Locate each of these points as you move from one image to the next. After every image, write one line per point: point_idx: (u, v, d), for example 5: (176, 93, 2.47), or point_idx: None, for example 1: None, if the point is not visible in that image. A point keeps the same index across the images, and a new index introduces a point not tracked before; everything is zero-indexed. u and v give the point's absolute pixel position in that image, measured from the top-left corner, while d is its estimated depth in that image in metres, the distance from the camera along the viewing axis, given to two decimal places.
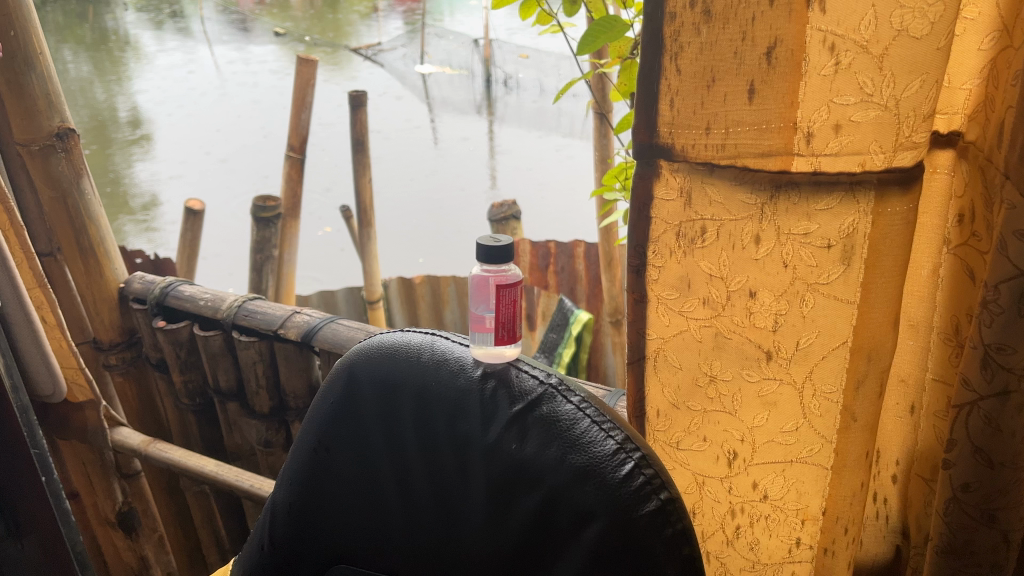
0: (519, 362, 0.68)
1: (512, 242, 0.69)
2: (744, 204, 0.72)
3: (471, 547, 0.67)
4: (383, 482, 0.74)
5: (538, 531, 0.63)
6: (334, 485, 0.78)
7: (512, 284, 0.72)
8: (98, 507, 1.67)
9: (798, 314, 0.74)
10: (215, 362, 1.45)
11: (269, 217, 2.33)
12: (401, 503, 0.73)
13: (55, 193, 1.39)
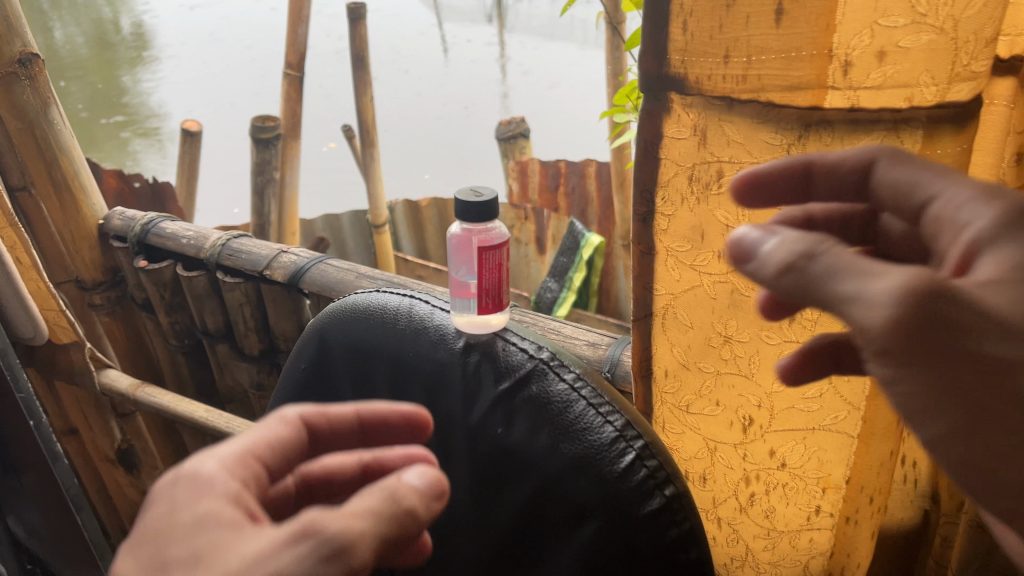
0: (506, 332, 0.60)
1: (495, 197, 0.61)
2: (768, 145, 0.62)
3: (457, 537, 0.61)
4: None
5: (530, 528, 0.56)
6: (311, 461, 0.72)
7: (497, 246, 0.63)
8: (97, 443, 1.64)
9: None
10: (200, 303, 1.32)
11: (269, 138, 2.11)
12: None
13: (21, 124, 1.29)
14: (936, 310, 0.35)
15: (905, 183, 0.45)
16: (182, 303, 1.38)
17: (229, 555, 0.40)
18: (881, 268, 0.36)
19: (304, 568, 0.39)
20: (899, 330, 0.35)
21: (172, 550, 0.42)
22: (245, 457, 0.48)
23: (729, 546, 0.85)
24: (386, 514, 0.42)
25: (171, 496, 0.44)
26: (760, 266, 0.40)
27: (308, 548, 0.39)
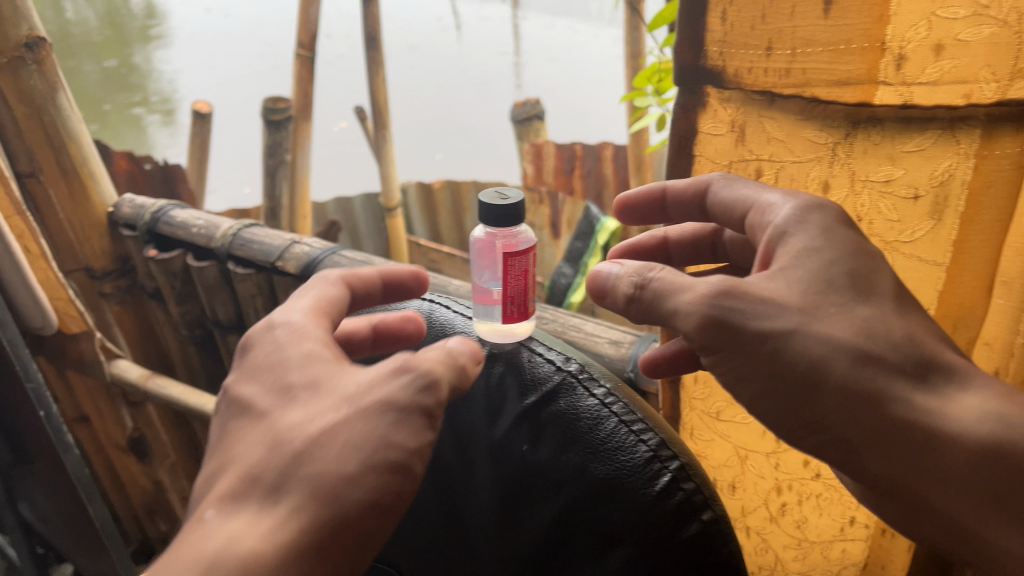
0: (532, 341, 0.59)
1: (521, 199, 0.60)
2: (812, 143, 0.59)
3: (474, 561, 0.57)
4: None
5: (555, 550, 0.53)
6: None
7: (522, 252, 0.61)
8: (108, 432, 1.62)
9: None
10: (211, 294, 1.29)
11: (280, 120, 1.83)
12: None
13: (29, 109, 1.26)
14: (728, 310, 0.49)
15: (732, 200, 0.58)
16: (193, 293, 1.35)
17: (341, 386, 0.49)
18: (690, 283, 0.50)
19: (407, 395, 0.46)
20: (704, 326, 0.49)
21: (291, 377, 0.51)
22: (316, 309, 0.58)
23: (761, 558, 0.83)
24: (461, 367, 0.50)
25: (276, 337, 0.55)
26: (612, 297, 0.54)
27: (408, 380, 0.47)
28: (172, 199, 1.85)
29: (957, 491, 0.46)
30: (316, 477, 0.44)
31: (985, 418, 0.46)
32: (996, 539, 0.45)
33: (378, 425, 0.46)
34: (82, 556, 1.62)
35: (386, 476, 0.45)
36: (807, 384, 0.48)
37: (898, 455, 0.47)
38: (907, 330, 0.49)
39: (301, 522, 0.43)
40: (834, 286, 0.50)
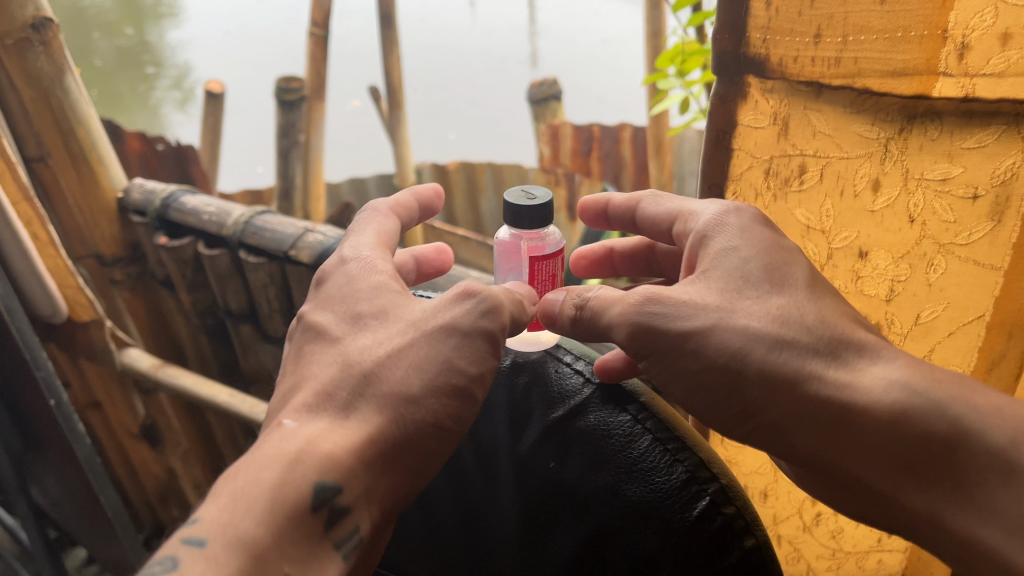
0: (558, 351, 0.57)
1: (551, 202, 0.60)
2: (862, 137, 0.54)
3: None
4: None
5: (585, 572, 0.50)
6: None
7: (551, 256, 0.62)
8: (120, 419, 1.60)
9: (923, 282, 0.56)
10: (223, 283, 1.26)
11: (294, 101, 1.78)
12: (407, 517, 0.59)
13: (36, 92, 1.23)
14: (651, 315, 0.53)
15: (660, 213, 0.64)
16: (204, 281, 1.32)
17: (409, 314, 0.56)
18: (618, 297, 0.55)
19: (470, 320, 0.54)
20: (631, 335, 0.53)
21: (362, 307, 0.57)
22: (378, 242, 0.64)
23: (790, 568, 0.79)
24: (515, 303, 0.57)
25: (347, 270, 0.61)
26: (556, 323, 0.58)
27: (472, 306, 0.54)
28: (185, 181, 1.80)
29: (877, 461, 0.48)
30: (391, 391, 0.52)
31: (893, 385, 0.48)
32: (912, 501, 0.48)
33: (443, 351, 0.53)
34: (95, 542, 1.61)
35: (444, 398, 0.52)
36: (730, 374, 0.51)
37: (819, 431, 0.50)
38: (819, 314, 0.51)
39: (369, 432, 0.50)
40: (753, 279, 0.54)
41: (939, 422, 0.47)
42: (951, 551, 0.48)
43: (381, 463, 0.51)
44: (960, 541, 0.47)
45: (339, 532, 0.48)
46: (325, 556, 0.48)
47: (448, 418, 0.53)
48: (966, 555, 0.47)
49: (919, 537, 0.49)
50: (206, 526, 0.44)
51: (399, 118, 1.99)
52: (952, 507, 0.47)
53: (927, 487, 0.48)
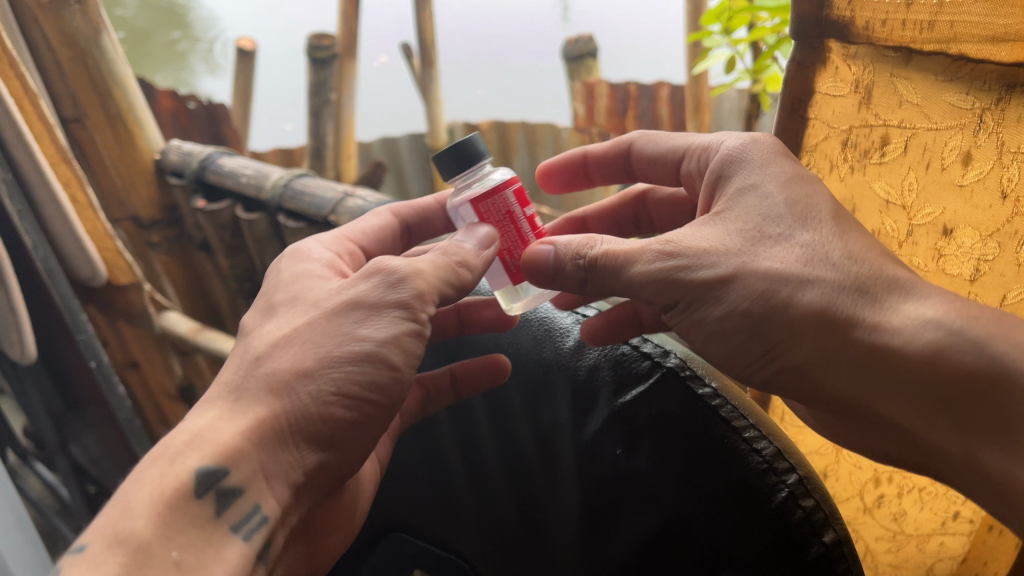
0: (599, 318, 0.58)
1: (467, 137, 0.59)
2: (952, 107, 0.50)
3: (567, 563, 0.54)
4: (448, 466, 0.63)
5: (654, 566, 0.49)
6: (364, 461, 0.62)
7: (495, 193, 0.58)
8: (158, 379, 1.60)
9: (1012, 262, 0.52)
10: (262, 247, 1.24)
11: (325, 59, 1.71)
12: (472, 496, 0.61)
13: (72, 52, 1.21)
14: (675, 267, 0.51)
15: (662, 149, 0.68)
16: (242, 246, 1.30)
17: (320, 294, 0.56)
18: (633, 250, 0.53)
19: (376, 292, 0.53)
20: (655, 288, 0.52)
21: (278, 296, 0.58)
22: (340, 234, 0.68)
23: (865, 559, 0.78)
24: (453, 262, 0.56)
25: (287, 261, 0.63)
26: (557, 279, 0.56)
27: (377, 279, 0.53)
28: (217, 139, 1.78)
29: (907, 402, 0.44)
30: (267, 374, 0.51)
31: (926, 324, 0.44)
32: (943, 444, 0.44)
33: (348, 324, 0.52)
34: None
35: (349, 365, 0.51)
36: (752, 316, 0.49)
37: (843, 377, 0.47)
38: (847, 249, 0.48)
39: (261, 414, 0.50)
40: (774, 217, 0.51)
41: (974, 359, 0.42)
42: (984, 494, 0.43)
43: (276, 441, 0.50)
44: (997, 486, 0.42)
45: (234, 516, 0.48)
46: (223, 543, 0.48)
47: (356, 387, 0.52)
48: (1000, 498, 0.42)
49: (956, 479, 0.45)
50: (89, 534, 0.44)
51: (431, 75, 1.92)
52: (985, 450, 0.42)
53: (962, 429, 0.43)
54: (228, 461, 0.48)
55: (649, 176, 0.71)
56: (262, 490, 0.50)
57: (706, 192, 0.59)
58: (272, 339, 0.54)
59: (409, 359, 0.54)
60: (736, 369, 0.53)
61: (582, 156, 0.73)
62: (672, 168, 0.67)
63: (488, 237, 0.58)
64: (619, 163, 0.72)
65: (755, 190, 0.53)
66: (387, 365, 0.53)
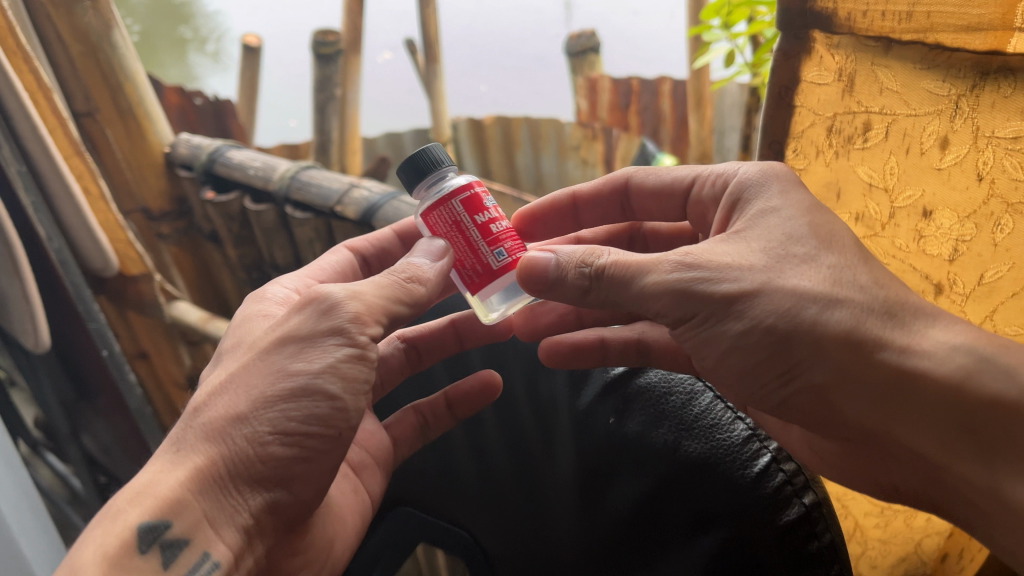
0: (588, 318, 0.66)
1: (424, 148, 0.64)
2: (931, 93, 0.53)
3: (565, 531, 0.57)
4: (459, 466, 0.65)
5: (636, 538, 0.52)
6: (369, 474, 0.65)
7: (444, 201, 0.61)
8: (168, 369, 1.62)
9: (988, 242, 0.55)
10: (270, 238, 1.27)
11: (329, 54, 1.74)
12: (482, 496, 0.63)
13: (84, 48, 1.24)
14: (692, 281, 0.51)
15: (656, 181, 0.70)
16: (250, 236, 1.33)
17: (255, 337, 0.54)
18: (651, 263, 0.52)
19: (309, 323, 0.51)
20: (673, 299, 0.52)
21: (228, 344, 0.58)
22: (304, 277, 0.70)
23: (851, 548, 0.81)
24: (401, 282, 0.56)
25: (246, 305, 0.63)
26: (556, 287, 0.55)
27: (310, 310, 0.52)
28: (223, 135, 1.80)
29: (929, 430, 0.46)
30: (206, 421, 0.48)
31: (956, 351, 0.46)
32: (966, 475, 0.46)
33: (281, 360, 0.50)
34: None
35: (289, 403, 0.49)
36: (778, 334, 0.49)
37: (865, 399, 0.48)
38: (874, 276, 0.49)
39: (198, 463, 0.47)
40: (799, 237, 0.52)
41: (1003, 387, 0.44)
42: (996, 520, 0.46)
43: (219, 488, 0.47)
44: (1007, 511, 0.44)
45: (181, 567, 0.45)
46: None
47: (296, 423, 0.49)
48: (1009, 523, 0.45)
49: (969, 506, 0.47)
50: None
51: (434, 71, 1.93)
52: (1009, 480, 0.44)
53: (989, 463, 0.45)
54: (168, 513, 0.45)
55: (647, 207, 0.73)
56: (210, 536, 0.46)
57: (722, 214, 0.60)
58: (207, 385, 0.52)
59: (350, 387, 0.51)
60: (749, 384, 0.54)
61: (571, 198, 0.77)
62: (680, 195, 0.68)
63: (440, 250, 0.61)
64: (613, 199, 0.75)
65: (776, 212, 0.54)
66: (325, 396, 0.50)
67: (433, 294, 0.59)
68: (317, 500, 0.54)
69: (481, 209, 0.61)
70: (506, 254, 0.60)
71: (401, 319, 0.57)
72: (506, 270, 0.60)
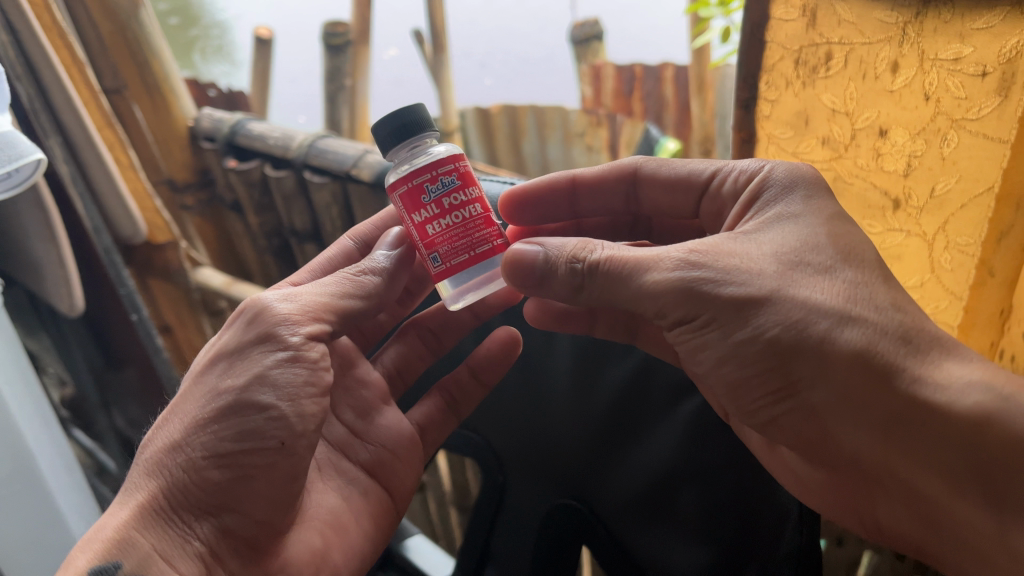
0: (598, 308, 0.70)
1: (386, 117, 0.68)
2: (882, 23, 0.60)
3: (563, 431, 0.68)
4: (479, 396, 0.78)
5: (623, 419, 0.65)
6: (386, 472, 0.73)
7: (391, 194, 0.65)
8: (191, 341, 1.65)
9: (937, 156, 0.62)
10: (288, 203, 1.34)
11: (340, 45, 1.79)
12: (501, 431, 0.75)
13: (113, 26, 1.32)
14: (696, 279, 0.54)
15: (665, 174, 0.72)
16: (271, 203, 1.40)
17: (201, 360, 0.63)
18: (653, 260, 0.56)
19: (236, 339, 0.60)
20: (676, 295, 0.55)
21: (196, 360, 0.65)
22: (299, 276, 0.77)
23: None
24: (351, 278, 0.66)
25: None
26: (545, 278, 0.60)
27: (241, 322, 0.62)
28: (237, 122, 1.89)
29: (935, 468, 0.49)
30: (147, 462, 0.57)
31: (973, 386, 0.49)
32: (967, 516, 0.49)
33: (213, 381, 0.59)
34: None
35: (212, 424, 0.56)
36: (780, 351, 0.53)
37: (874, 415, 0.51)
38: (892, 299, 0.53)
39: (140, 501, 0.55)
40: (817, 248, 0.55)
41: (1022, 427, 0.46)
42: (991, 563, 0.48)
43: (163, 519, 0.54)
44: (998, 548, 0.48)
45: None
46: None
47: (228, 441, 0.56)
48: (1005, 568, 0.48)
49: (960, 547, 0.50)
50: None
51: (443, 62, 1.97)
52: (1014, 527, 0.46)
53: (996, 511, 0.47)
54: (117, 553, 0.52)
55: (655, 199, 0.75)
56: (162, 567, 0.52)
57: (742, 207, 0.63)
58: (159, 419, 0.60)
59: (285, 394, 0.58)
60: (743, 399, 0.57)
61: (571, 181, 0.77)
62: (697, 187, 0.70)
63: (400, 238, 0.71)
64: (617, 187, 0.76)
65: (792, 219, 0.58)
66: (256, 407, 0.57)
67: (392, 283, 0.69)
68: (278, 511, 0.60)
69: (418, 208, 0.64)
70: (438, 260, 0.64)
71: (359, 312, 0.66)
72: (443, 273, 0.65)
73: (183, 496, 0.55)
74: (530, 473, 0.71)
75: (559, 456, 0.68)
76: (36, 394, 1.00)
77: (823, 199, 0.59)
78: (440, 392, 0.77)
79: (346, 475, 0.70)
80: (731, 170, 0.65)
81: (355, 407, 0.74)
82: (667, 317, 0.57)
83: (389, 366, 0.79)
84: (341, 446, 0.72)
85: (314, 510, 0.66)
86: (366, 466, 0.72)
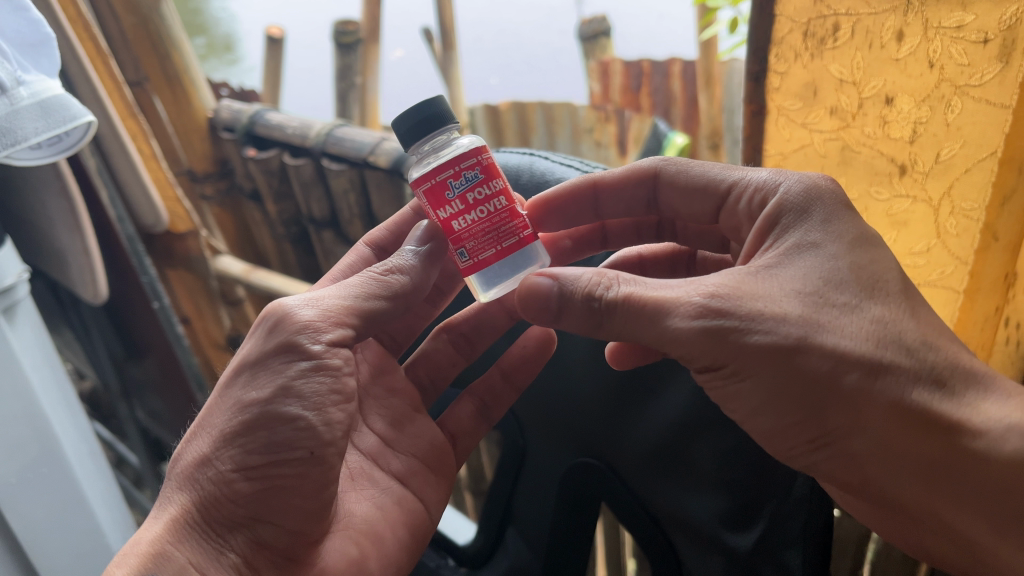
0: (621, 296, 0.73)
1: (402, 114, 0.69)
2: None
3: (584, 398, 0.72)
4: None
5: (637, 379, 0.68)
6: (419, 480, 0.74)
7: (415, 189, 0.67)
8: (208, 331, 1.68)
9: (942, 122, 0.64)
10: (307, 191, 1.37)
11: (351, 43, 1.82)
12: (534, 417, 0.78)
13: (136, 19, 1.35)
14: (720, 323, 0.53)
15: (687, 182, 0.72)
16: (289, 192, 1.43)
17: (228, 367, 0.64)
18: (675, 301, 0.55)
19: (257, 349, 0.61)
20: (699, 341, 0.54)
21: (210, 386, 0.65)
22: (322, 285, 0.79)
23: None
24: (378, 277, 0.65)
25: None
26: (562, 310, 0.59)
27: (260, 329, 0.62)
28: None
29: (977, 515, 0.51)
30: (185, 466, 0.60)
31: (1011, 431, 0.50)
32: (1011, 558, 0.50)
33: (238, 393, 0.59)
34: None
35: (233, 444, 0.58)
36: (816, 400, 0.53)
37: (912, 465, 0.51)
38: (922, 336, 0.53)
39: (174, 513, 0.57)
40: (840, 283, 0.55)
41: None
42: None
43: (200, 522, 0.57)
44: None
45: None
46: None
47: (256, 453, 0.58)
48: None
49: None
50: None
51: (451, 57, 1.99)
52: None
53: None
54: (153, 568, 0.54)
55: (674, 205, 0.75)
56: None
57: (757, 227, 0.62)
58: (187, 434, 0.62)
59: (312, 403, 0.59)
60: (779, 443, 0.56)
61: (592, 186, 0.77)
62: (716, 195, 0.70)
63: (429, 232, 0.70)
64: (638, 193, 0.76)
65: (813, 249, 0.56)
66: (284, 418, 0.58)
67: (420, 280, 0.67)
68: (312, 520, 0.62)
69: (443, 204, 0.65)
70: (467, 255, 0.67)
71: (385, 313, 0.65)
72: (472, 267, 0.67)
73: (215, 508, 0.58)
74: (553, 437, 0.76)
75: (584, 429, 0.72)
76: (63, 380, 1.02)
77: (842, 219, 0.58)
78: (473, 395, 0.79)
79: (379, 484, 0.72)
80: (747, 182, 0.65)
81: (386, 415, 0.76)
82: (694, 360, 0.56)
83: (421, 376, 0.82)
84: (374, 456, 0.73)
85: (348, 520, 0.67)
86: (398, 475, 0.73)
